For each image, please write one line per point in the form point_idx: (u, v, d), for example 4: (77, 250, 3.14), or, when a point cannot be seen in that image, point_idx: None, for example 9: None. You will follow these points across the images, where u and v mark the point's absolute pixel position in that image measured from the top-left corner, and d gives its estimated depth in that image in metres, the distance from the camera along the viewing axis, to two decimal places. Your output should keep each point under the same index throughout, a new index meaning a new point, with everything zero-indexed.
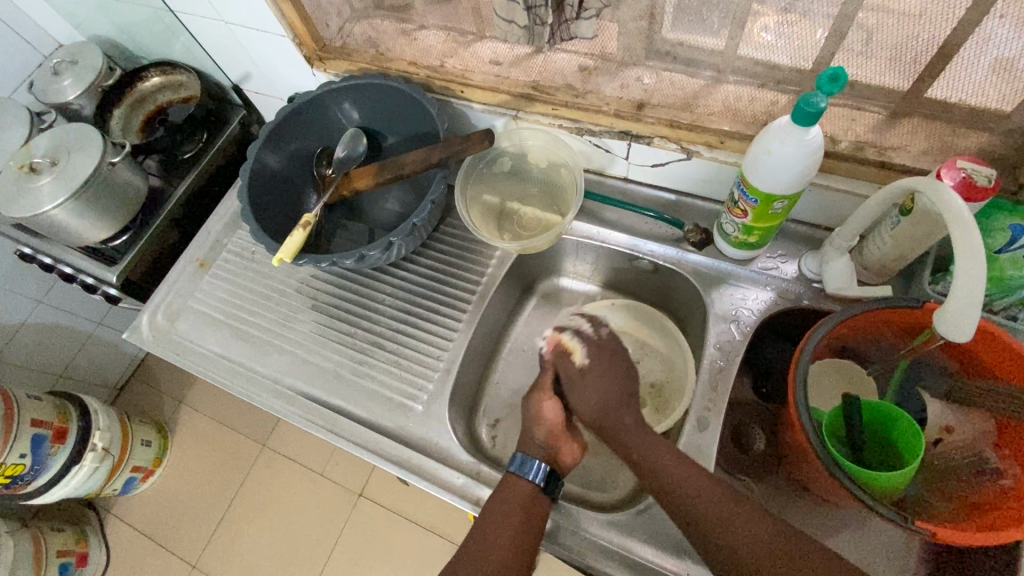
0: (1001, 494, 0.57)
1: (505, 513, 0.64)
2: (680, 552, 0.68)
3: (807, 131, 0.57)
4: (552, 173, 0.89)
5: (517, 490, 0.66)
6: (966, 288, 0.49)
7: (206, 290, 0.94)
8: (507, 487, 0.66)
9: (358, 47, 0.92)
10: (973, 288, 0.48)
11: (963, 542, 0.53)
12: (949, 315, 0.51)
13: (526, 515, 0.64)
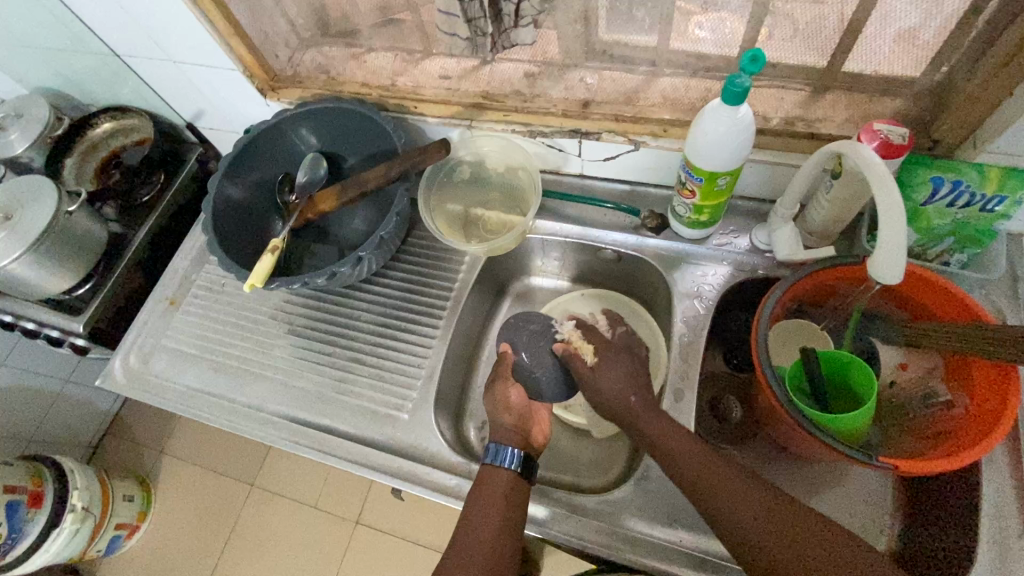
0: (955, 422, 0.63)
1: (482, 502, 0.65)
2: (673, 521, 0.70)
3: (738, 110, 0.62)
4: (511, 177, 0.92)
5: (495, 476, 0.67)
6: (891, 234, 0.52)
7: (178, 327, 0.93)
8: (486, 476, 0.67)
9: (310, 74, 0.95)
10: (897, 232, 0.52)
11: (926, 471, 0.56)
12: (878, 262, 0.54)
13: (503, 500, 0.65)
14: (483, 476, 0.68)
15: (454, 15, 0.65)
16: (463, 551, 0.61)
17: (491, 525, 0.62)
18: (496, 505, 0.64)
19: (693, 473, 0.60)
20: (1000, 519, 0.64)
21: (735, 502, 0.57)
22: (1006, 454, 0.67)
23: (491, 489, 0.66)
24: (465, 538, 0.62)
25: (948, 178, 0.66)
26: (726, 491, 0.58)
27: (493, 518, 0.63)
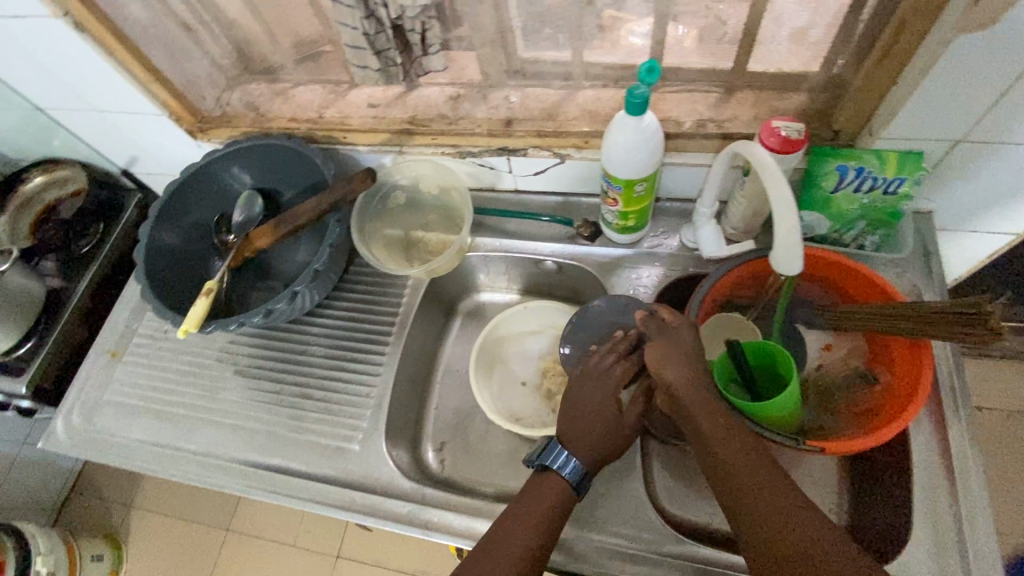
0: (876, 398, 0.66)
1: (520, 518, 0.64)
2: (620, 524, 0.73)
3: (642, 119, 0.64)
4: (446, 197, 0.93)
5: (544, 489, 0.66)
6: (785, 226, 0.54)
7: (122, 379, 0.91)
8: (534, 490, 0.66)
9: (236, 112, 0.94)
10: (789, 223, 0.54)
11: (845, 449, 0.60)
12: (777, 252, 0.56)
13: (547, 518, 0.64)
14: (529, 489, 0.67)
15: (362, 48, 0.66)
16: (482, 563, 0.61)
17: (525, 543, 0.62)
18: (534, 519, 0.64)
19: (719, 458, 0.59)
20: (930, 489, 0.67)
21: (761, 501, 0.56)
22: (931, 424, 0.70)
23: (537, 506, 0.65)
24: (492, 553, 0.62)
25: (852, 165, 0.69)
26: (729, 456, 0.59)
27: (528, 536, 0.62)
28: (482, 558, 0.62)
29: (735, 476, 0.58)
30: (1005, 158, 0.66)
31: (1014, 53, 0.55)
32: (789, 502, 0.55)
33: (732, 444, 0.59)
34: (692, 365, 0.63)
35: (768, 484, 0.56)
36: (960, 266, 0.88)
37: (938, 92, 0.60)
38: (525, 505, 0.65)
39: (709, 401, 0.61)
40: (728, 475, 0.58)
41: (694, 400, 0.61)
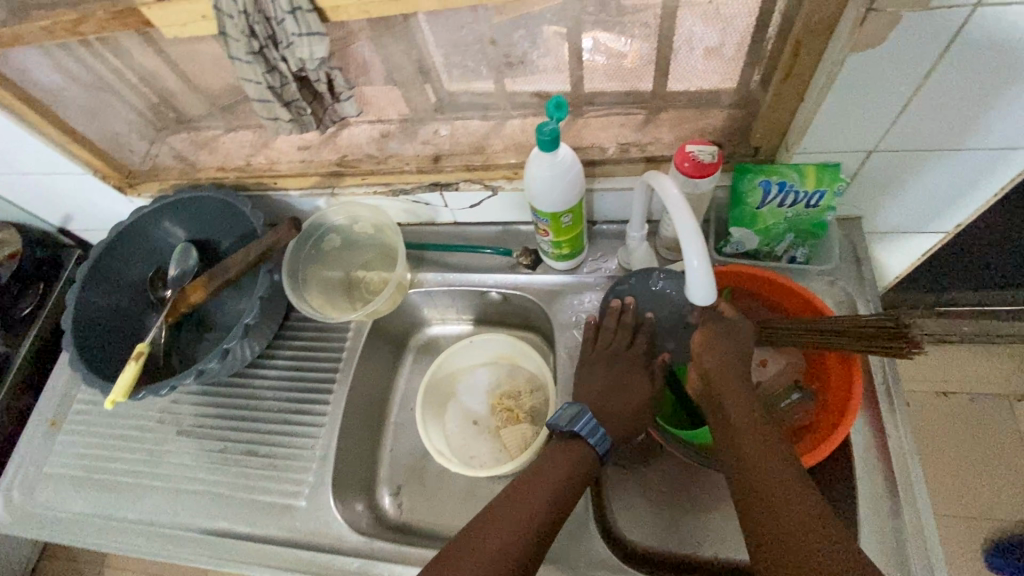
0: (812, 412, 0.68)
1: (542, 479, 0.61)
2: (577, 564, 0.71)
3: (556, 154, 0.65)
4: (381, 235, 0.91)
5: (569, 453, 0.65)
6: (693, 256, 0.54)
7: (62, 449, 0.88)
8: (558, 454, 0.64)
9: (165, 165, 0.92)
10: (695, 253, 0.54)
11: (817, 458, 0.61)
12: (689, 284, 0.56)
13: (567, 483, 0.62)
14: (554, 453, 0.65)
15: (270, 101, 0.65)
16: (496, 521, 0.57)
17: (545, 504, 0.59)
18: (553, 482, 0.61)
19: (747, 442, 0.57)
20: (874, 500, 0.67)
21: (774, 489, 0.52)
22: (872, 433, 0.70)
23: (560, 469, 0.63)
24: (509, 512, 0.58)
25: (774, 180, 0.69)
26: (735, 421, 0.59)
27: (551, 497, 0.60)
28: (497, 515, 0.58)
29: (737, 439, 0.58)
30: (920, 164, 0.67)
31: (909, 68, 0.55)
32: (782, 468, 0.53)
33: (741, 413, 0.60)
34: (735, 352, 0.65)
35: (768, 449, 0.55)
36: (899, 264, 0.89)
37: (844, 107, 0.60)
38: (546, 467, 0.63)
39: (744, 380, 0.63)
40: (731, 438, 0.58)
41: (724, 377, 0.63)
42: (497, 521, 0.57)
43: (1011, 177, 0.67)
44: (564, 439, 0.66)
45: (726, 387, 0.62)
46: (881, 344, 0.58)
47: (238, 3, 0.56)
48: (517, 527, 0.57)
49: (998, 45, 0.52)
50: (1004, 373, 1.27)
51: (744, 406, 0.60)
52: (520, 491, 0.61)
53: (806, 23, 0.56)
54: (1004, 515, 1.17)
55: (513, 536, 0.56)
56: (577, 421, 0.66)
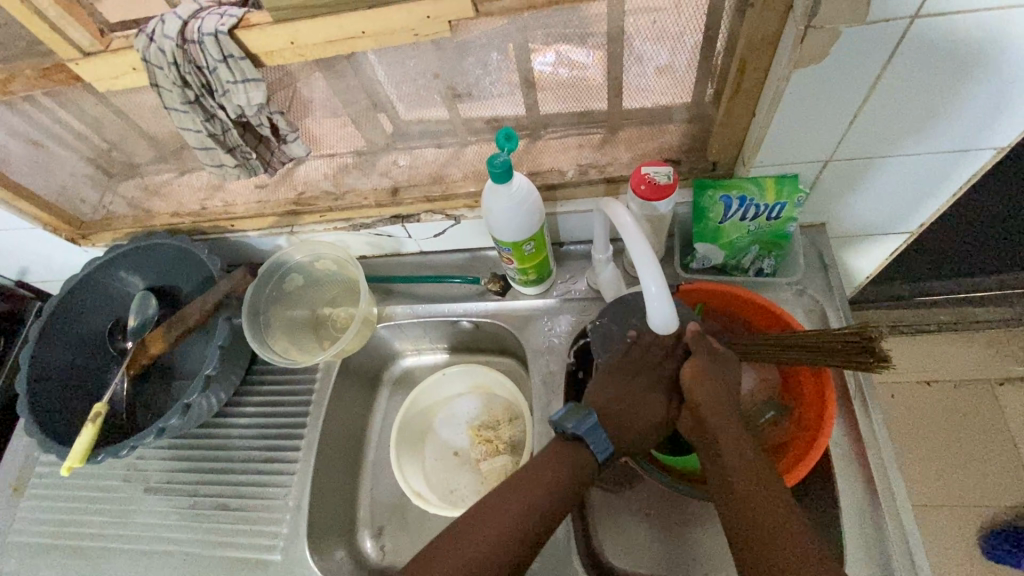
0: (790, 426, 0.67)
1: (541, 477, 0.58)
2: None
3: (511, 184, 0.64)
4: (343, 271, 0.88)
5: (570, 455, 0.60)
6: (649, 281, 0.55)
7: (25, 516, 0.85)
8: (563, 447, 0.60)
9: (119, 214, 0.90)
10: (650, 278, 0.55)
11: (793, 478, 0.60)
12: (650, 310, 0.57)
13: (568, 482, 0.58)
14: (560, 447, 0.61)
15: (213, 148, 0.64)
16: (484, 519, 0.56)
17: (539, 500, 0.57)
18: (551, 478, 0.58)
19: (736, 471, 0.56)
20: (859, 512, 0.66)
21: (768, 522, 0.52)
22: (850, 443, 0.69)
23: (561, 464, 0.59)
24: (500, 511, 0.56)
25: (734, 195, 0.68)
26: (731, 464, 0.57)
27: (545, 495, 0.57)
28: (487, 515, 0.56)
29: (736, 486, 0.55)
30: (878, 170, 0.67)
31: (854, 81, 0.55)
32: (782, 514, 0.52)
33: (736, 454, 0.57)
34: (725, 389, 0.61)
35: (769, 496, 0.54)
36: (870, 264, 0.88)
37: (793, 121, 0.60)
38: (548, 465, 0.59)
39: (737, 420, 0.59)
40: (730, 485, 0.56)
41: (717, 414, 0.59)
42: (483, 516, 0.56)
43: (967, 177, 0.67)
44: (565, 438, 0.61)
45: (715, 411, 0.59)
46: (847, 357, 0.57)
47: (167, 55, 0.55)
48: (504, 522, 0.55)
49: (937, 54, 0.52)
50: (989, 357, 1.27)
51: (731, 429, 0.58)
52: (506, 496, 0.58)
53: (748, 42, 0.55)
54: (998, 501, 1.16)
55: (500, 532, 0.55)
56: (584, 423, 0.59)
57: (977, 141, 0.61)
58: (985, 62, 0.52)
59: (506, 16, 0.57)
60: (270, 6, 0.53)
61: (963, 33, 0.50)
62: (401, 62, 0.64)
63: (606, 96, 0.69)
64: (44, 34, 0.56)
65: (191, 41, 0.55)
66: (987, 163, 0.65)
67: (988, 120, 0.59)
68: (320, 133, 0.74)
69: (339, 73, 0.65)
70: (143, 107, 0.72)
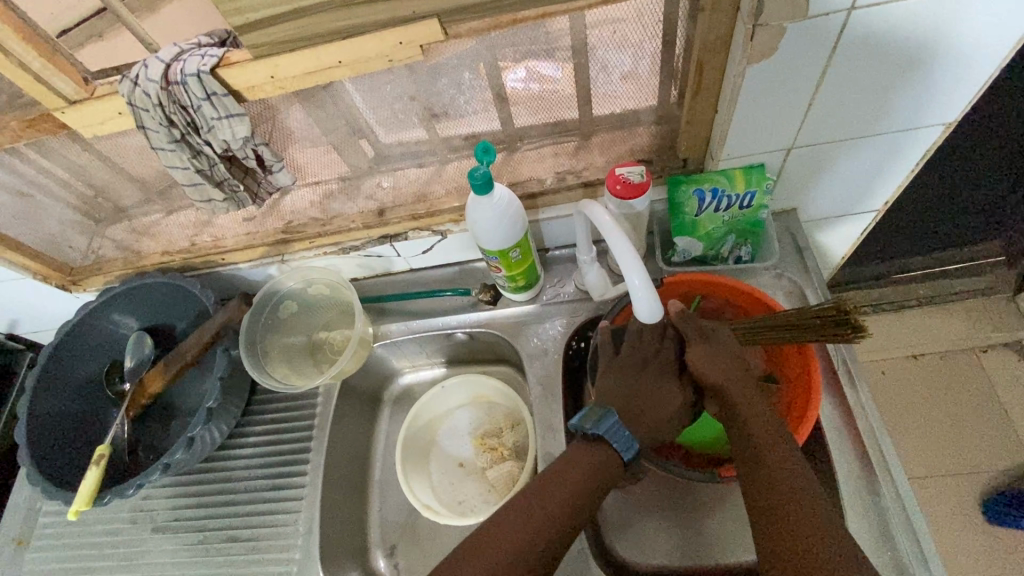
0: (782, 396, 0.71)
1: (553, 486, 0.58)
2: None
3: (492, 194, 0.66)
4: (337, 295, 0.90)
5: (588, 457, 0.61)
6: (637, 274, 0.57)
7: (32, 570, 0.84)
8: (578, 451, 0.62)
9: (109, 257, 0.91)
10: (637, 270, 0.57)
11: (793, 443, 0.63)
12: (640, 305, 0.59)
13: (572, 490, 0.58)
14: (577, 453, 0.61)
15: (200, 183, 0.66)
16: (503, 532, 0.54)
17: (558, 501, 0.57)
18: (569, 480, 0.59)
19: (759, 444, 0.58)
20: (855, 483, 0.68)
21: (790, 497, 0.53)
22: (840, 414, 0.72)
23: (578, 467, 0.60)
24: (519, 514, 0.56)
25: (706, 188, 0.71)
26: (776, 474, 0.55)
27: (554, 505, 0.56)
28: (490, 536, 0.54)
29: (773, 478, 0.55)
30: (836, 154, 0.70)
31: (804, 73, 0.59)
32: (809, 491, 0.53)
33: (802, 488, 0.54)
34: (735, 366, 0.63)
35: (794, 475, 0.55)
36: (843, 245, 0.92)
37: (752, 114, 0.64)
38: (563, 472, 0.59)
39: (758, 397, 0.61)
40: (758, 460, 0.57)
41: (772, 446, 0.57)
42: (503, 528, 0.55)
43: (921, 154, 0.71)
44: (585, 439, 0.62)
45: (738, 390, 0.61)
46: (822, 332, 0.60)
47: (152, 97, 0.57)
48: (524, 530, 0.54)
49: (877, 42, 0.56)
50: (970, 328, 1.31)
51: (759, 410, 0.60)
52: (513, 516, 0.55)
53: (704, 44, 0.59)
54: (992, 466, 1.19)
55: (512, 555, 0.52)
56: (602, 424, 0.61)
57: (924, 120, 0.66)
58: (920, 47, 0.56)
59: (474, 36, 0.60)
60: (249, 44, 0.56)
61: (894, 23, 0.54)
62: (376, 88, 0.67)
63: (576, 105, 0.72)
64: (31, 88, 0.58)
65: (174, 83, 0.57)
66: (937, 140, 0.69)
67: (931, 99, 0.63)
68: (304, 161, 0.76)
69: (318, 103, 0.68)
70: (129, 150, 0.73)
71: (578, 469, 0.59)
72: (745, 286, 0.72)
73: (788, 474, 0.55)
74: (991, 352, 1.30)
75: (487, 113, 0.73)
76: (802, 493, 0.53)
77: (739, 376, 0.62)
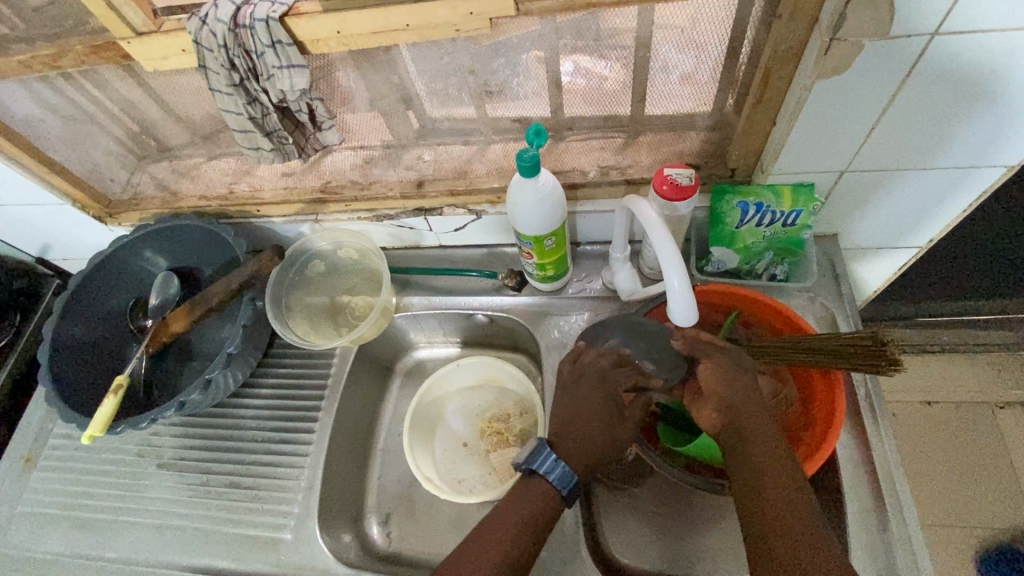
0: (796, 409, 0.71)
1: (501, 522, 0.61)
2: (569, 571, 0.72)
3: (537, 179, 0.66)
4: (364, 260, 0.90)
5: (531, 495, 0.63)
6: (672, 278, 0.57)
7: (37, 488, 0.86)
8: (496, 518, 0.62)
9: (147, 194, 0.92)
10: (671, 275, 0.57)
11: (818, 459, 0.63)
12: (677, 306, 0.58)
13: (523, 525, 0.61)
14: (476, 537, 0.61)
15: (251, 131, 0.66)
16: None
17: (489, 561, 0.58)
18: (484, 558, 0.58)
19: (755, 450, 0.57)
20: (863, 516, 0.67)
21: (778, 503, 0.54)
22: (856, 446, 0.71)
23: (511, 514, 0.62)
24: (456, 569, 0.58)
25: (752, 201, 0.70)
26: (772, 481, 0.55)
27: (501, 539, 0.60)
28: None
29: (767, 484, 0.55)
30: (889, 183, 0.69)
31: (870, 96, 0.58)
32: (801, 503, 0.54)
33: (795, 506, 0.53)
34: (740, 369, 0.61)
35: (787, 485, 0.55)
36: (877, 279, 0.91)
37: (810, 131, 0.63)
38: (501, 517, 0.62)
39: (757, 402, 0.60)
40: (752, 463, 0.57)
41: (783, 488, 0.54)
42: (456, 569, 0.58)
43: (974, 196, 0.69)
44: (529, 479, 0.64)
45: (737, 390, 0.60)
46: (854, 361, 0.58)
47: (218, 37, 0.57)
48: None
49: (948, 76, 0.55)
50: (989, 382, 1.29)
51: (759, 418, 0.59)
52: (464, 559, 0.58)
53: (772, 55, 0.58)
54: (993, 523, 1.17)
55: None
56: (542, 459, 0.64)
57: (985, 160, 0.64)
58: (991, 86, 0.55)
59: (543, 16, 0.59)
60: None
61: (972, 56, 0.52)
62: (435, 58, 0.67)
63: (630, 101, 0.71)
64: (100, 12, 0.58)
65: (243, 26, 0.57)
66: (995, 183, 0.67)
67: (994, 141, 0.61)
68: (353, 123, 0.76)
69: (376, 65, 0.68)
70: (182, 90, 0.74)
71: (530, 506, 0.63)
72: (780, 304, 0.71)
73: (783, 484, 0.55)
74: (1007, 409, 1.27)
75: (539, 98, 0.72)
76: (784, 499, 0.54)
77: (761, 416, 0.59)
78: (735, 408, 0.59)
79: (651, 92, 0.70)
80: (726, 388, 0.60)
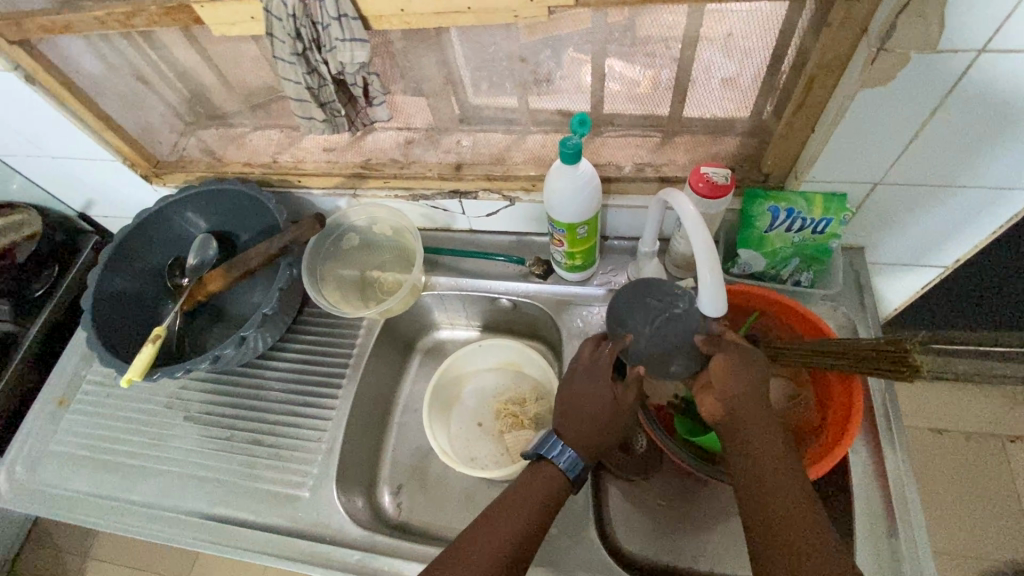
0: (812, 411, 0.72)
1: (515, 505, 0.62)
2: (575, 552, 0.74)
3: (577, 166, 0.67)
4: (398, 238, 0.93)
5: (542, 478, 0.65)
6: (704, 269, 0.60)
7: (68, 429, 0.89)
8: (509, 500, 0.63)
9: (193, 157, 0.95)
10: (705, 267, 0.60)
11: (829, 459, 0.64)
12: (705, 294, 0.61)
13: (535, 510, 0.62)
14: (488, 518, 0.62)
15: (307, 100, 0.69)
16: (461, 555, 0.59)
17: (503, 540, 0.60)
18: (497, 538, 0.60)
19: (754, 448, 0.57)
20: (869, 521, 0.68)
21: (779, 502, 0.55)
22: (867, 454, 0.72)
23: (525, 496, 0.63)
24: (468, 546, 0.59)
25: (783, 207, 0.72)
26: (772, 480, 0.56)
27: (514, 522, 0.61)
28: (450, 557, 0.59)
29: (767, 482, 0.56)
30: (920, 199, 0.70)
31: (911, 109, 0.59)
32: (801, 502, 0.55)
33: (795, 505, 0.55)
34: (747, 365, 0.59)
35: (788, 483, 0.56)
36: (898, 296, 0.92)
37: (849, 140, 0.64)
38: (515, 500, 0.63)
39: (760, 398, 0.59)
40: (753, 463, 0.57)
41: (780, 490, 0.55)
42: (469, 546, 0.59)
43: (1005, 218, 0.70)
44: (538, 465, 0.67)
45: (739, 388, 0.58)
46: (871, 366, 0.59)
47: (288, 7, 0.60)
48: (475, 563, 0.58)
49: (988, 95, 0.56)
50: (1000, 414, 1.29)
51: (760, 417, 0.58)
52: (476, 538, 0.60)
53: (819, 62, 0.60)
54: (995, 554, 1.17)
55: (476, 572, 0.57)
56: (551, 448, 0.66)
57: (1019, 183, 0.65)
58: None
59: (599, 9, 0.61)
60: None
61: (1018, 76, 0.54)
62: (488, 44, 0.69)
63: (672, 99, 0.73)
64: None
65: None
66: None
67: None
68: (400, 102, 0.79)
69: (430, 46, 0.70)
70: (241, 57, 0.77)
71: (542, 490, 0.64)
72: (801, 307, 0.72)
73: (784, 483, 0.56)
74: (1018, 442, 1.26)
75: (584, 90, 0.74)
76: (785, 498, 0.55)
77: (763, 412, 0.58)
78: (736, 407, 0.58)
79: (694, 92, 0.72)
80: (732, 380, 0.59)
